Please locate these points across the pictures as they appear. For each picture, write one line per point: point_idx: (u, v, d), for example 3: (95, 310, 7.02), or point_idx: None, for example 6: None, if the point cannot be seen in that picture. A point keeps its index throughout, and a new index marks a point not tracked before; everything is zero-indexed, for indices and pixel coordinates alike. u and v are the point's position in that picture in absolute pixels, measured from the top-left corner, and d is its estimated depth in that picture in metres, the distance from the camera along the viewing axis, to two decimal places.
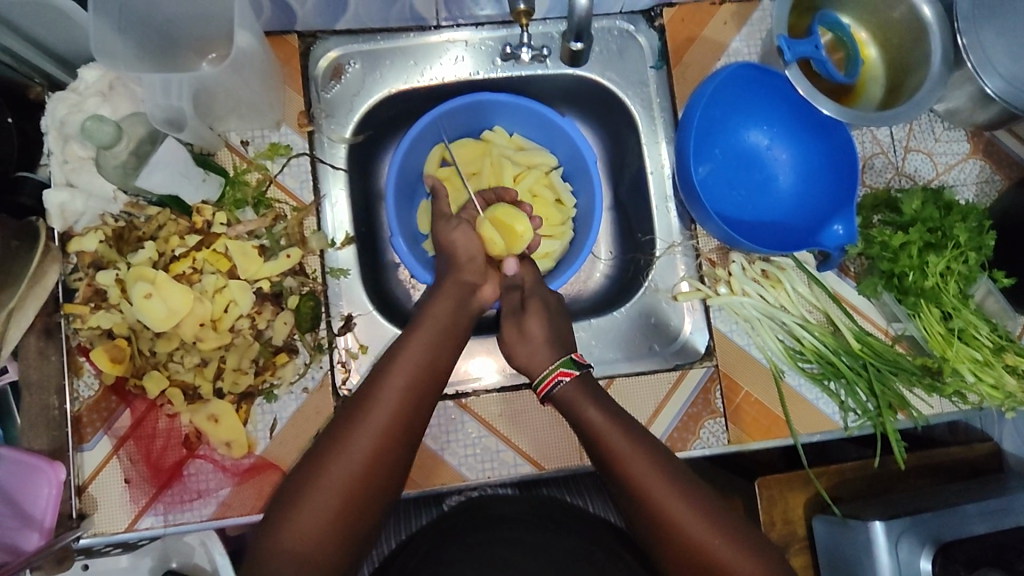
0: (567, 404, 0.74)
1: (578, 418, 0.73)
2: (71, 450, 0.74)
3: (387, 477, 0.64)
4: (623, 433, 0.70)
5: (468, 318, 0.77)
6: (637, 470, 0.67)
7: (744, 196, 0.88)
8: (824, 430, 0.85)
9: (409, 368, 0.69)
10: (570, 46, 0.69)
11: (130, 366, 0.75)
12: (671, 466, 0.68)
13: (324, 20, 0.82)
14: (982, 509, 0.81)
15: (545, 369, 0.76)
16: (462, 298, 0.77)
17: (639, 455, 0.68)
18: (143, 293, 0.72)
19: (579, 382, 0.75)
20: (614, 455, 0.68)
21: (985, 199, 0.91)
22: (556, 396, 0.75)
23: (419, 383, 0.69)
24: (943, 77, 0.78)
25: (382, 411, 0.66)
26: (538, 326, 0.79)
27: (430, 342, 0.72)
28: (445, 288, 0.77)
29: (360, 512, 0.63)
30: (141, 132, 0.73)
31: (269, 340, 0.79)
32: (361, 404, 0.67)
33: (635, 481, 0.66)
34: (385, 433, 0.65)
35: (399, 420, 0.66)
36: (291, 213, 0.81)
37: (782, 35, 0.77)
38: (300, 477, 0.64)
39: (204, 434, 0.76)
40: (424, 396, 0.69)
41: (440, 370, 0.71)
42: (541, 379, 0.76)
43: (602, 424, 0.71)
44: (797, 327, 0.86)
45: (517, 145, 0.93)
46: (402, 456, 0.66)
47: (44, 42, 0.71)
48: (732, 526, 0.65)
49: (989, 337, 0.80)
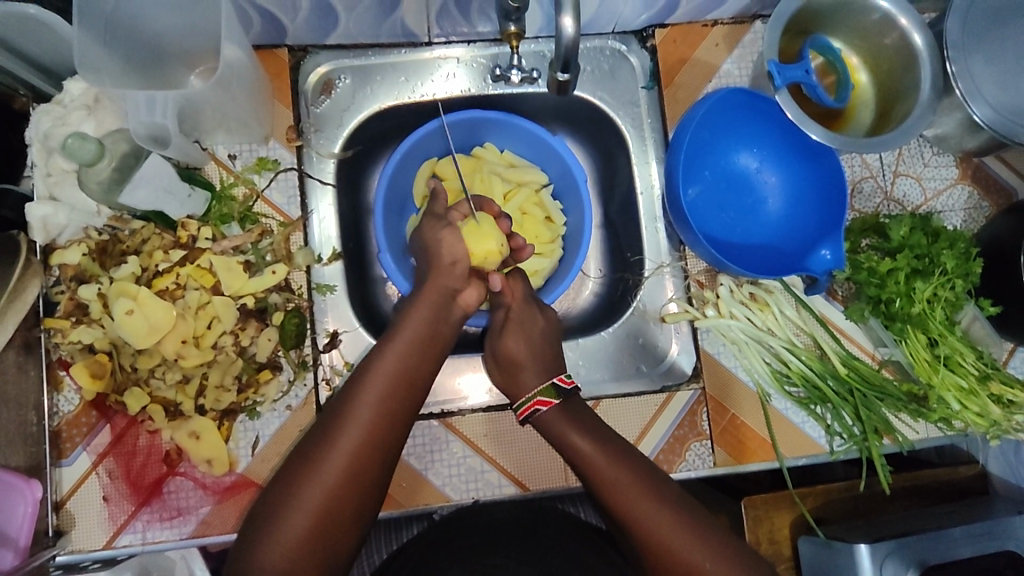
0: (550, 431, 0.74)
1: (561, 442, 0.73)
2: (49, 465, 0.73)
3: (362, 493, 0.64)
4: (609, 459, 0.70)
5: (449, 325, 0.75)
6: (623, 497, 0.67)
7: (733, 218, 0.87)
8: (810, 454, 0.86)
9: (384, 379, 0.68)
10: (556, 76, 0.64)
11: (110, 381, 0.74)
12: (660, 488, 0.68)
13: (316, 35, 0.82)
14: (968, 532, 0.81)
15: (527, 393, 0.76)
16: (443, 305, 0.74)
17: (623, 475, 0.68)
18: (124, 309, 0.72)
19: (559, 409, 0.75)
20: (600, 482, 0.69)
21: (973, 225, 0.91)
22: (535, 419, 0.76)
23: (395, 396, 0.68)
24: (932, 103, 0.78)
25: (355, 427, 0.65)
26: (520, 348, 0.79)
27: (408, 352, 0.70)
28: (425, 294, 0.74)
29: (336, 528, 0.62)
30: (124, 149, 0.71)
31: (252, 357, 0.78)
32: (336, 418, 0.66)
33: (621, 505, 0.67)
34: (359, 449, 0.64)
35: (373, 437, 0.65)
36: (278, 229, 0.81)
37: (773, 60, 0.77)
38: (275, 495, 0.63)
39: (185, 452, 0.75)
40: (401, 409, 0.67)
41: (416, 380, 0.70)
42: (520, 404, 0.76)
43: (587, 450, 0.71)
44: (784, 351, 0.86)
45: (508, 161, 0.92)
46: (378, 471, 0.65)
47: (31, 56, 0.70)
48: (726, 546, 0.65)
49: (975, 364, 0.80)
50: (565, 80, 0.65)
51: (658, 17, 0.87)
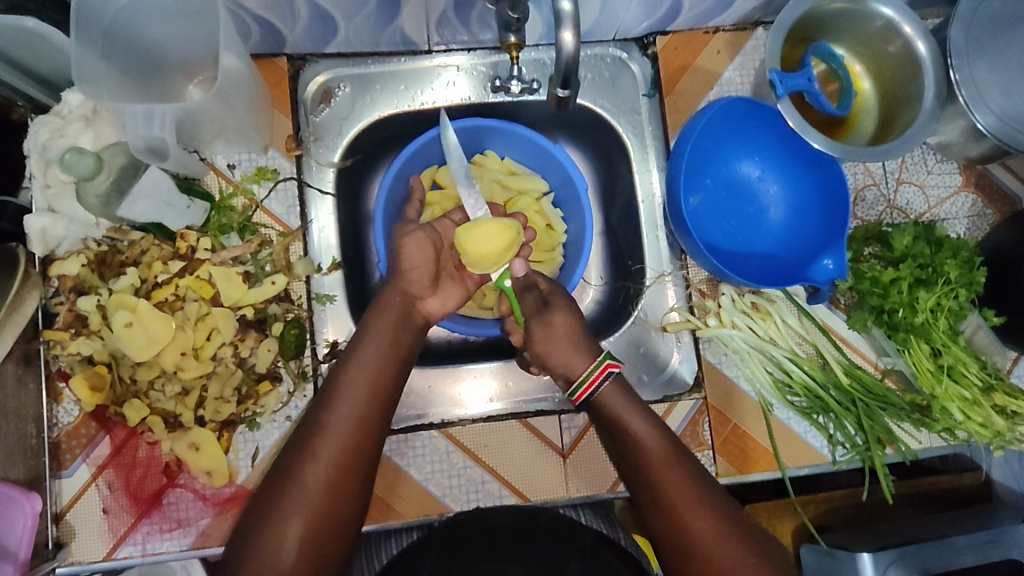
0: (605, 410, 0.71)
1: (618, 423, 0.70)
2: (49, 477, 0.73)
3: (348, 498, 0.63)
4: (663, 444, 0.68)
5: (413, 329, 0.74)
6: (670, 486, 0.65)
7: (735, 227, 0.87)
8: (812, 464, 0.85)
9: (360, 386, 0.67)
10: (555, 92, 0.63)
11: (109, 393, 0.74)
12: (705, 483, 0.66)
13: (315, 44, 0.81)
14: (971, 540, 0.81)
15: (586, 369, 0.72)
16: (408, 309, 0.74)
17: (676, 465, 0.66)
18: (124, 321, 0.71)
19: (616, 383, 0.72)
20: (650, 467, 0.67)
21: (977, 232, 0.90)
22: (596, 397, 0.71)
23: (373, 401, 0.67)
24: (935, 111, 0.78)
25: (336, 433, 0.64)
26: (566, 319, 0.75)
27: (381, 358, 0.70)
28: (387, 300, 0.74)
29: (327, 535, 0.61)
30: (122, 163, 0.71)
31: (251, 368, 0.77)
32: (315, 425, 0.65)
33: (674, 493, 0.64)
34: (341, 454, 0.63)
35: (353, 443, 0.64)
36: (278, 238, 0.80)
37: (774, 68, 0.76)
38: (263, 505, 0.62)
39: (185, 463, 0.75)
40: (379, 413, 0.67)
41: (390, 383, 0.69)
42: (581, 382, 0.71)
43: (642, 432, 0.69)
44: (786, 361, 0.85)
45: (508, 169, 0.92)
46: (361, 476, 0.64)
47: (29, 67, 0.70)
48: (760, 549, 0.63)
49: (978, 375, 0.79)
50: (565, 97, 0.64)
51: (659, 24, 0.87)
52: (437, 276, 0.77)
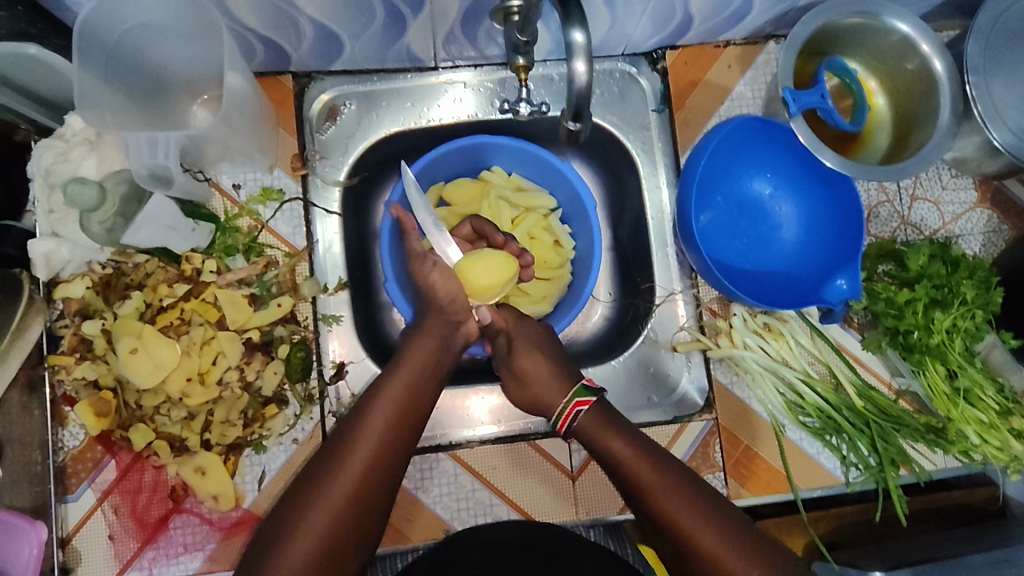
0: (588, 436, 0.70)
1: (603, 448, 0.69)
2: (54, 501, 0.73)
3: (366, 517, 0.63)
4: (648, 463, 0.67)
5: (451, 357, 0.73)
6: (666, 504, 0.64)
7: (746, 245, 0.86)
8: (826, 486, 0.84)
9: (389, 408, 0.67)
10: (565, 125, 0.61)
11: (115, 418, 0.73)
12: (701, 493, 0.65)
13: (320, 62, 0.80)
14: (987, 560, 0.79)
15: (559, 405, 0.72)
16: (446, 338, 0.73)
17: (671, 486, 0.65)
18: (128, 348, 0.71)
19: (596, 411, 0.71)
20: (645, 485, 0.66)
21: (991, 249, 0.89)
22: (576, 429, 0.71)
23: (401, 427, 0.66)
24: (952, 129, 0.76)
25: (362, 451, 0.64)
26: (536, 360, 0.74)
27: (412, 383, 0.69)
28: (428, 326, 0.73)
29: (337, 554, 0.61)
30: (125, 191, 0.70)
31: (257, 391, 0.77)
32: (343, 442, 0.65)
33: (672, 513, 0.64)
34: (364, 475, 0.63)
35: (376, 463, 0.64)
36: (284, 259, 0.80)
37: (787, 86, 0.75)
38: (280, 518, 0.62)
39: (190, 487, 0.75)
40: (406, 439, 0.66)
41: (420, 408, 0.69)
42: (558, 417, 0.72)
43: (627, 455, 0.68)
44: (799, 383, 0.84)
45: (516, 185, 0.91)
46: (379, 500, 0.64)
47: (31, 90, 0.69)
48: (770, 558, 0.62)
49: (995, 398, 0.78)
50: (575, 130, 0.61)
51: (669, 39, 0.85)
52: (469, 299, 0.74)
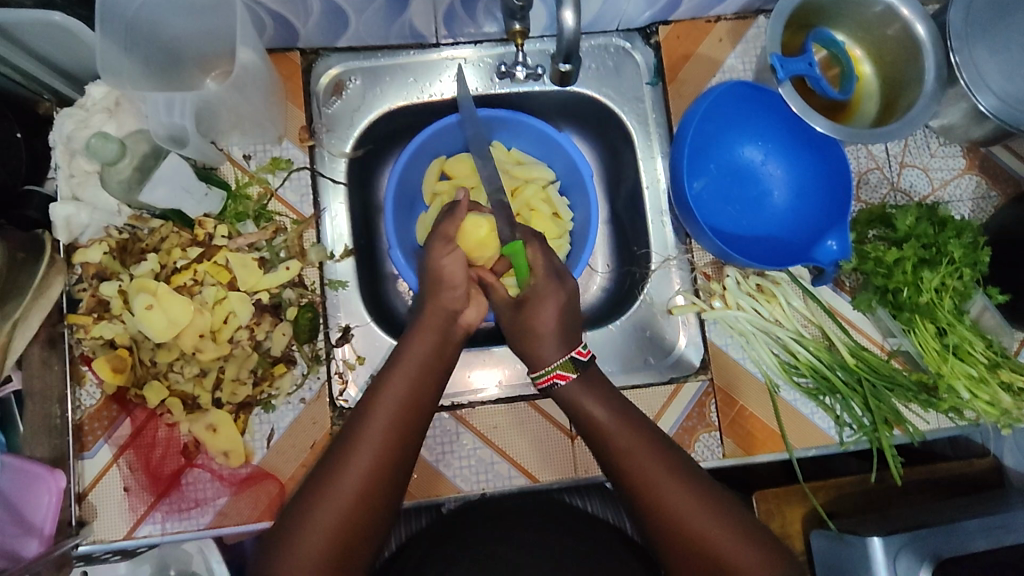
0: (570, 402, 0.72)
1: (580, 413, 0.71)
2: (72, 458, 0.76)
3: (378, 508, 0.62)
4: (629, 430, 0.67)
5: (451, 345, 0.74)
6: (646, 472, 0.64)
7: (738, 211, 0.88)
8: (819, 445, 0.86)
9: (392, 400, 0.67)
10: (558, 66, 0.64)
11: (130, 375, 0.76)
12: (680, 464, 0.65)
13: (327, 38, 0.84)
14: (984, 525, 0.79)
15: (547, 364, 0.72)
16: (445, 328, 0.74)
17: (644, 450, 0.65)
18: (145, 304, 0.74)
19: (579, 380, 0.72)
20: (620, 450, 0.66)
21: (981, 214, 0.91)
22: (556, 392, 0.73)
23: (405, 415, 0.66)
24: (936, 93, 0.79)
25: (367, 444, 0.63)
26: (545, 315, 0.74)
27: (413, 373, 0.69)
28: (428, 318, 0.73)
29: (351, 549, 0.60)
30: (145, 149, 0.74)
31: (267, 351, 0.80)
32: (348, 438, 0.64)
33: (642, 479, 0.64)
34: (371, 468, 0.62)
35: (384, 454, 0.63)
36: (291, 226, 0.83)
37: (774, 53, 0.78)
38: (292, 512, 0.61)
39: (202, 444, 0.77)
40: (412, 429, 0.66)
41: (426, 398, 0.69)
42: (541, 373, 0.73)
43: (606, 422, 0.68)
44: (791, 342, 0.87)
45: (515, 159, 0.93)
46: (391, 489, 0.63)
47: (52, 61, 0.73)
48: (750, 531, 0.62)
49: (984, 353, 0.80)
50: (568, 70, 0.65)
51: (661, 14, 0.88)
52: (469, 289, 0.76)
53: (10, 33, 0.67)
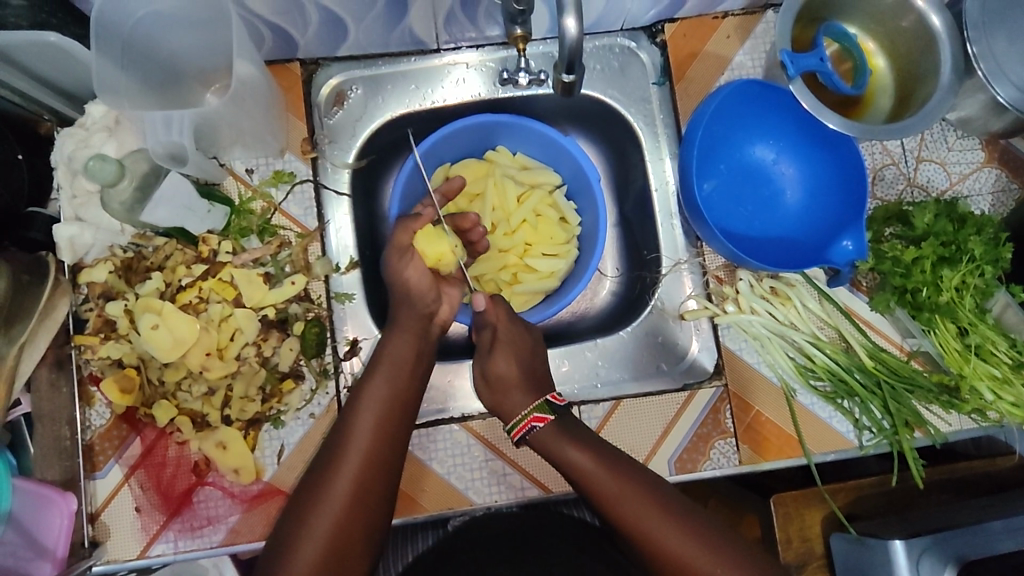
0: (546, 448, 0.73)
1: (559, 459, 0.72)
2: (83, 479, 0.75)
3: (371, 515, 0.64)
4: (608, 470, 0.70)
5: (431, 348, 0.75)
6: (629, 508, 0.67)
7: (752, 212, 0.86)
8: (839, 449, 0.84)
9: (376, 406, 0.68)
10: (560, 79, 0.64)
11: (139, 396, 0.76)
12: (663, 496, 0.68)
13: (327, 48, 0.83)
14: (1011, 525, 0.72)
15: (518, 413, 0.75)
16: (422, 331, 0.74)
17: (628, 488, 0.68)
18: (150, 324, 0.74)
19: (554, 425, 0.74)
20: (602, 493, 0.69)
21: (1001, 209, 0.88)
22: (531, 440, 0.75)
23: (391, 421, 0.68)
24: (953, 86, 0.76)
25: (355, 452, 0.65)
26: (509, 366, 0.77)
27: (396, 378, 0.71)
28: (404, 321, 0.74)
29: (346, 558, 0.62)
30: (143, 169, 0.73)
31: (275, 367, 0.79)
32: (335, 448, 0.66)
33: (627, 518, 0.67)
34: (361, 475, 0.64)
35: (370, 469, 0.65)
36: (296, 240, 0.82)
37: (785, 49, 0.75)
38: (284, 533, 0.63)
39: (213, 462, 0.77)
40: (397, 433, 0.68)
41: (407, 405, 0.70)
42: (514, 424, 0.75)
43: (588, 464, 0.70)
44: (807, 345, 0.85)
45: (521, 164, 0.92)
46: (381, 496, 0.65)
47: (53, 81, 0.73)
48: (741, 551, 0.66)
49: (1008, 353, 0.77)
50: (570, 83, 0.64)
51: (667, 12, 0.86)
52: (438, 286, 0.77)
53: (12, 58, 0.67)
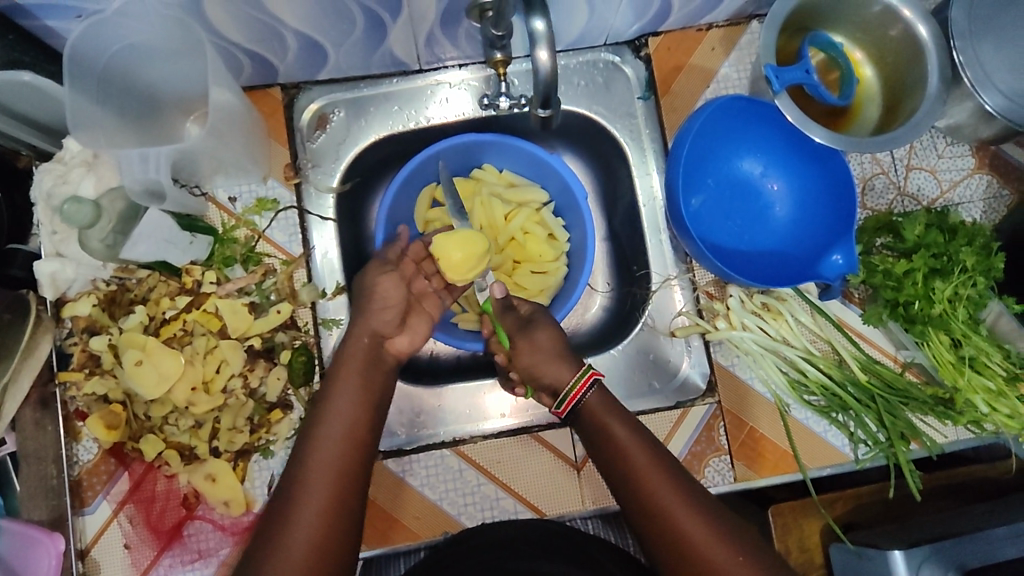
0: (591, 418, 0.71)
1: (599, 430, 0.70)
2: (72, 515, 0.75)
3: (337, 558, 0.58)
4: (644, 446, 0.67)
5: (383, 380, 0.70)
6: (660, 485, 0.64)
7: (740, 226, 0.86)
8: (835, 464, 0.84)
9: (332, 444, 0.63)
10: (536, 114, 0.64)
11: (126, 430, 0.76)
12: (693, 486, 0.64)
13: (307, 72, 0.82)
14: (1014, 530, 0.72)
15: (570, 380, 0.73)
16: (373, 359, 0.70)
17: (659, 468, 0.65)
18: (135, 360, 0.73)
19: (601, 394, 0.72)
20: (636, 468, 0.66)
21: (993, 216, 0.87)
22: (578, 407, 0.72)
23: (349, 458, 0.63)
24: (941, 95, 0.75)
25: (315, 490, 0.59)
26: (552, 339, 0.76)
27: (351, 414, 0.66)
28: (354, 346, 0.70)
29: None
30: (121, 208, 0.73)
31: (263, 397, 0.78)
32: (292, 486, 0.60)
33: (655, 496, 0.63)
34: (323, 514, 0.58)
35: (332, 507, 0.59)
36: (281, 267, 0.81)
37: (769, 64, 0.74)
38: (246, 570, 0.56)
39: (202, 495, 0.76)
40: (357, 469, 0.62)
41: (364, 442, 0.65)
42: (565, 392, 0.73)
43: (626, 436, 0.68)
44: (800, 360, 0.84)
45: (507, 181, 0.91)
46: (347, 537, 0.59)
47: (30, 117, 0.72)
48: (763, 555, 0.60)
49: (1001, 365, 0.77)
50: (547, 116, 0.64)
51: (650, 26, 0.85)
52: (404, 314, 0.74)
53: None
